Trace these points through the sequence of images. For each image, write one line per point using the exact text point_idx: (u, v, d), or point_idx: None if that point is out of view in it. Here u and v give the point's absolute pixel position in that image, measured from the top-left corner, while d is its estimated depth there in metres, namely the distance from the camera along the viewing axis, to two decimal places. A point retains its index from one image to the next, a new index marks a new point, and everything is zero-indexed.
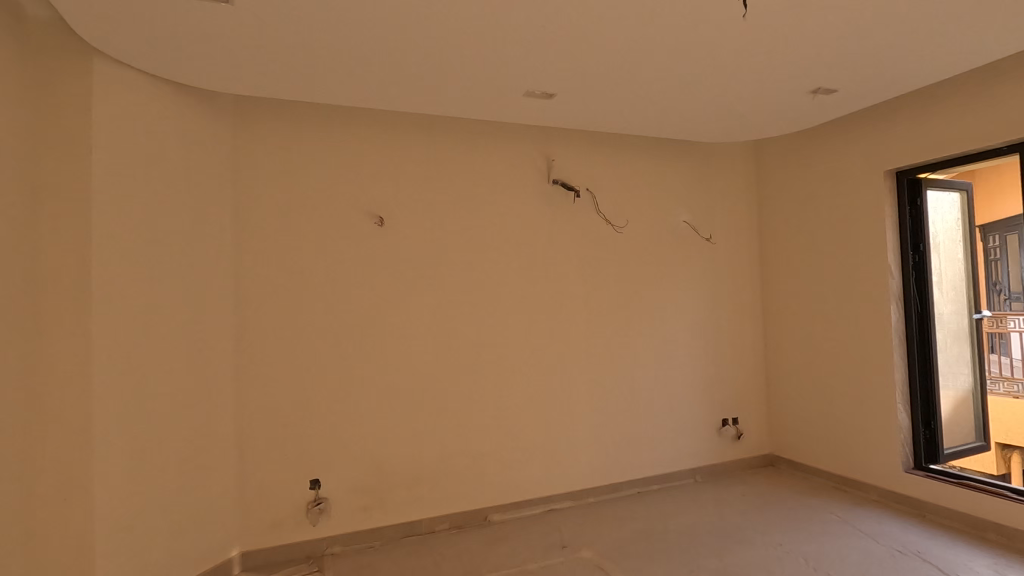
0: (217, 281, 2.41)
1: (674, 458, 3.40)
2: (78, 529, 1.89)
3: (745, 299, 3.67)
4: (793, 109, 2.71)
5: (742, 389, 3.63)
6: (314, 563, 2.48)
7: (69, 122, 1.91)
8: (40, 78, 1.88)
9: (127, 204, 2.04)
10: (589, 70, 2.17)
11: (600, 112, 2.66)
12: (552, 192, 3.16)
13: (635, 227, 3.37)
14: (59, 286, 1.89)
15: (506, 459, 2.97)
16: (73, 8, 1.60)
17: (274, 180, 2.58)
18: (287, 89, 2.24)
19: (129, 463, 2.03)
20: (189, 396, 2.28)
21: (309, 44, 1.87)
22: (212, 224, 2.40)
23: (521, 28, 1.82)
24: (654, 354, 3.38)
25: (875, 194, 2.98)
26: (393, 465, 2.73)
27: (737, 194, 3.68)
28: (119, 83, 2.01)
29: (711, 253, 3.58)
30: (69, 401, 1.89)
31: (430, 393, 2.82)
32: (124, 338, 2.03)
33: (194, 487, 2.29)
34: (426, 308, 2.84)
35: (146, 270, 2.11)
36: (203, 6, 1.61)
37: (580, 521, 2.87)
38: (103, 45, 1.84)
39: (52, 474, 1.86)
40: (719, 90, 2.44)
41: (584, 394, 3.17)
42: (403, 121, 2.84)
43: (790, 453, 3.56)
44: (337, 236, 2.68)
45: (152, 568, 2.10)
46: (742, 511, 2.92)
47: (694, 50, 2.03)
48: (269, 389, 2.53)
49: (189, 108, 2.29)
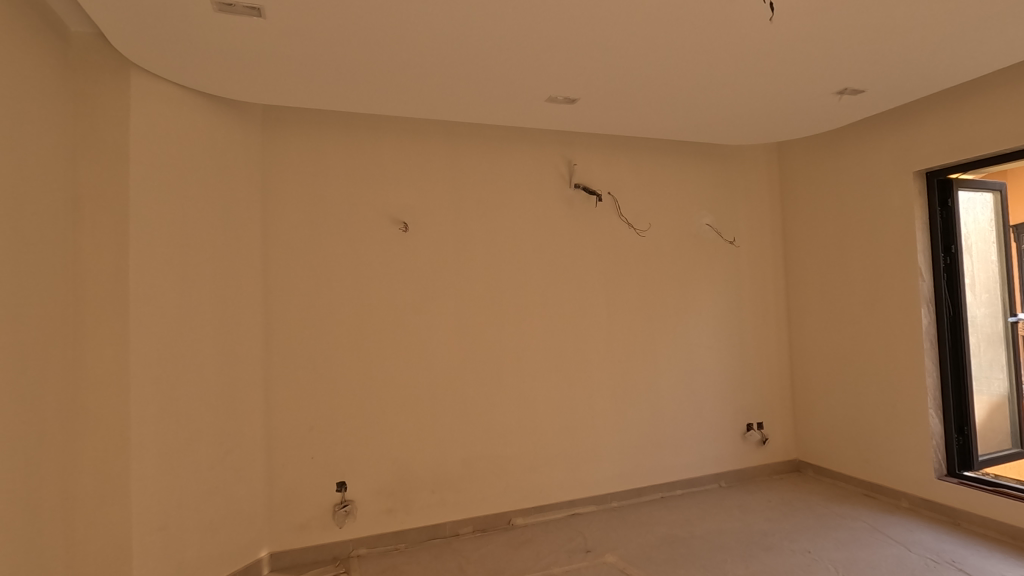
0: (247, 286, 2.47)
1: (698, 463, 3.37)
2: (116, 528, 1.96)
3: (769, 302, 3.63)
4: (819, 111, 2.69)
5: (768, 394, 3.58)
6: (342, 564, 2.52)
7: (109, 135, 1.99)
8: (81, 93, 1.96)
9: (162, 213, 2.11)
10: (614, 74, 2.19)
11: (624, 115, 2.66)
12: (574, 196, 3.17)
13: (657, 230, 3.36)
14: (99, 293, 1.97)
15: (529, 463, 2.98)
16: (113, 24, 1.67)
17: (301, 187, 2.64)
18: (315, 99, 2.30)
19: (164, 464, 2.10)
20: (221, 399, 2.34)
21: (339, 54, 1.92)
22: (242, 231, 2.46)
23: (547, 34, 1.84)
24: (677, 359, 3.36)
25: (904, 195, 2.92)
26: (417, 468, 2.76)
27: (761, 197, 3.64)
28: (155, 97, 2.09)
29: (735, 256, 3.55)
30: (108, 404, 1.96)
31: (454, 396, 2.85)
32: (160, 343, 2.10)
33: (225, 488, 2.35)
34: (449, 312, 2.87)
35: (180, 276, 2.18)
36: (237, 20, 1.67)
37: (603, 526, 2.86)
38: (141, 60, 1.91)
39: (93, 474, 1.93)
40: (744, 92, 2.43)
41: (607, 398, 3.17)
42: (426, 128, 2.88)
43: (817, 458, 3.50)
44: (363, 242, 2.73)
45: (186, 567, 2.16)
46: (769, 517, 2.89)
47: (720, 51, 2.02)
48: (296, 392, 2.59)
49: (221, 119, 2.36)
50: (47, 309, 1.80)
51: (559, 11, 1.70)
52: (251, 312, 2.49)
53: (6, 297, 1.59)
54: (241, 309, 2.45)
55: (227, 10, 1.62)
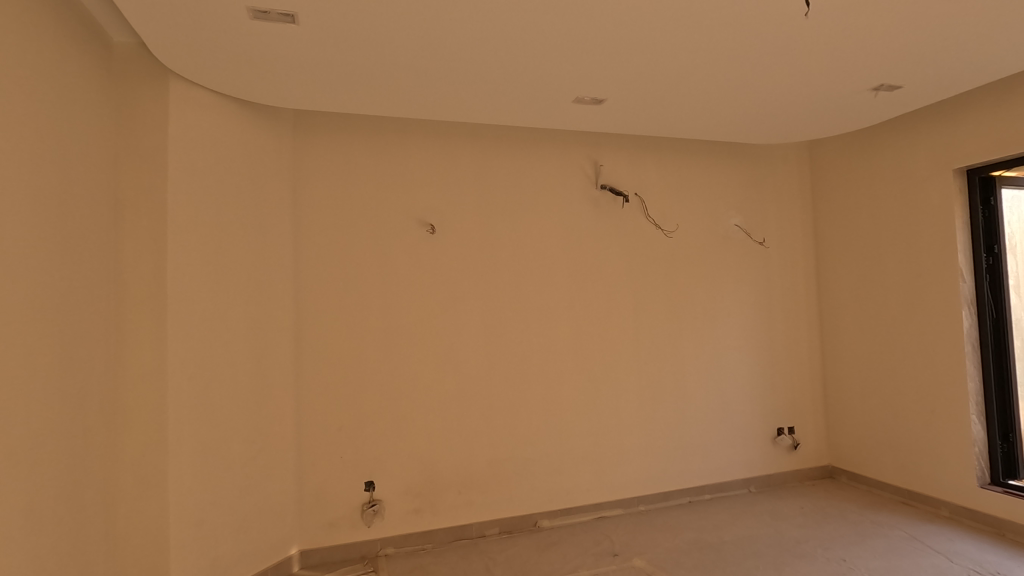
0: (278, 288, 2.53)
1: (728, 468, 3.31)
2: (154, 523, 2.02)
3: (801, 305, 3.55)
4: (853, 108, 2.63)
5: (800, 397, 3.50)
6: (370, 563, 2.55)
7: (149, 142, 2.07)
8: (123, 100, 2.04)
9: (199, 216, 2.18)
10: (642, 74, 2.18)
11: (651, 115, 2.65)
12: (600, 197, 3.16)
13: (685, 231, 3.32)
14: (139, 293, 2.04)
15: (556, 465, 2.97)
16: (154, 33, 1.73)
17: (330, 191, 2.69)
18: (344, 103, 2.34)
19: (199, 460, 2.15)
20: (253, 397, 2.39)
21: (370, 58, 1.95)
22: (274, 233, 2.52)
23: (578, 35, 1.85)
24: (706, 361, 3.31)
25: (943, 194, 2.83)
26: (443, 469, 2.78)
27: (793, 196, 3.57)
28: (192, 104, 2.16)
29: (765, 256, 3.48)
30: (146, 402, 2.03)
31: (480, 396, 2.86)
32: (196, 342, 2.16)
33: (257, 486, 2.40)
34: (475, 314, 2.89)
35: (215, 277, 2.24)
36: (271, 27, 1.72)
37: (631, 530, 2.84)
38: (179, 68, 1.98)
39: (133, 469, 2.00)
40: (775, 90, 2.39)
41: (634, 400, 3.14)
42: (453, 130, 2.91)
43: (851, 465, 3.41)
44: (390, 243, 2.77)
45: (219, 562, 2.21)
46: (801, 524, 2.82)
47: (751, 49, 2.00)
48: (326, 391, 2.63)
49: (254, 124, 2.43)
50: (92, 307, 1.87)
51: (590, 13, 1.71)
52: (283, 313, 2.55)
53: (54, 297, 1.66)
54: (273, 310, 2.51)
55: (262, 18, 1.67)
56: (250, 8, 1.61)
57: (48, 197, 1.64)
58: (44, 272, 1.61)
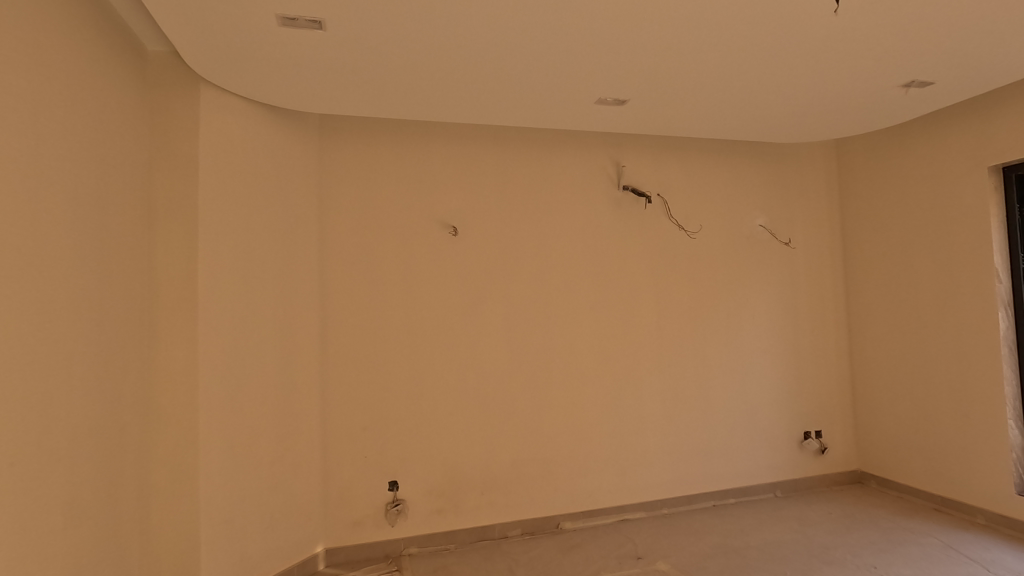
0: (304, 289, 2.58)
1: (753, 472, 3.26)
2: (184, 519, 2.07)
3: (828, 306, 3.49)
4: (883, 105, 2.57)
5: (828, 400, 3.43)
6: (393, 563, 2.57)
7: (182, 147, 2.12)
8: (157, 107, 2.10)
9: (228, 220, 2.24)
10: (664, 74, 2.17)
11: (674, 115, 2.63)
12: (622, 198, 3.15)
13: (708, 231, 3.29)
14: (172, 294, 2.09)
15: (577, 466, 2.96)
16: (185, 40, 1.78)
17: (354, 193, 2.73)
18: (367, 107, 2.38)
19: (227, 458, 2.20)
20: (280, 396, 2.44)
21: (391, 61, 1.98)
22: (299, 236, 2.57)
23: (605, 35, 1.84)
24: (731, 363, 3.27)
25: (977, 192, 2.75)
26: (465, 469, 2.80)
27: (820, 196, 3.51)
28: (221, 110, 2.21)
29: (791, 257, 3.43)
30: (178, 401, 2.08)
31: (502, 397, 2.87)
32: (226, 342, 2.22)
33: (284, 484, 2.45)
34: (497, 315, 2.90)
35: (243, 279, 2.29)
36: (299, 33, 1.76)
37: (654, 533, 2.82)
38: (209, 74, 2.03)
39: (166, 466, 2.05)
40: (801, 88, 2.36)
41: (657, 402, 3.11)
42: (475, 133, 2.93)
43: (881, 470, 3.33)
44: (413, 245, 2.80)
45: (247, 558, 2.26)
46: (830, 530, 2.76)
47: (778, 47, 1.97)
48: (351, 391, 2.67)
49: (280, 129, 2.48)
50: (127, 308, 1.93)
51: (616, 12, 1.71)
52: (308, 314, 2.60)
53: (91, 297, 1.71)
54: (299, 311, 2.56)
55: (289, 25, 1.71)
56: (278, 15, 1.65)
57: (86, 202, 1.70)
58: (82, 273, 1.67)
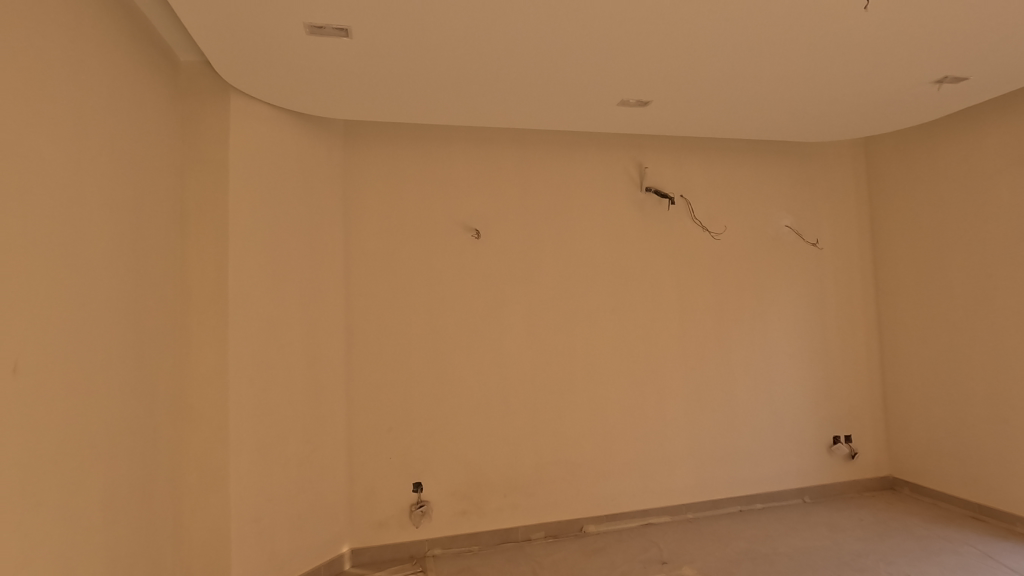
0: (329, 292, 2.63)
1: (781, 477, 3.21)
2: (215, 518, 2.11)
3: (858, 307, 3.41)
4: (913, 102, 2.52)
5: (858, 404, 3.36)
6: (418, 564, 2.60)
7: (212, 154, 2.18)
8: (189, 115, 2.17)
9: (256, 224, 2.29)
10: (687, 74, 2.16)
11: (697, 115, 2.61)
12: (644, 199, 3.13)
13: (733, 232, 3.25)
14: (203, 298, 2.15)
15: (600, 469, 2.95)
16: (216, 49, 1.84)
17: (378, 197, 2.78)
18: (391, 112, 2.41)
19: (256, 457, 2.25)
20: (306, 397, 2.49)
21: (415, 67, 2.00)
22: (325, 240, 2.62)
23: (629, 36, 1.84)
24: (757, 366, 3.22)
25: (1013, 190, 2.67)
26: (488, 471, 2.81)
27: (848, 195, 3.44)
28: (249, 117, 2.27)
29: (819, 258, 3.37)
30: (209, 402, 2.13)
31: (524, 399, 2.88)
32: (255, 344, 2.27)
33: (310, 484, 2.49)
34: (519, 317, 2.91)
35: (270, 282, 2.34)
36: (325, 41, 1.80)
37: (679, 537, 2.79)
38: (238, 82, 2.09)
39: (197, 466, 2.10)
40: (829, 85, 2.32)
41: (681, 404, 3.08)
42: (497, 136, 2.95)
43: (915, 476, 3.24)
44: (436, 248, 2.83)
45: (276, 557, 2.30)
46: (861, 537, 2.70)
47: (804, 44, 1.95)
48: (375, 392, 2.71)
49: (306, 135, 2.54)
50: (161, 311, 1.99)
51: (640, 13, 1.70)
52: (333, 316, 2.64)
53: (126, 300, 1.77)
54: (324, 313, 2.60)
55: (317, 33, 1.75)
56: (306, 24, 1.69)
57: (121, 208, 1.75)
58: (118, 277, 1.73)
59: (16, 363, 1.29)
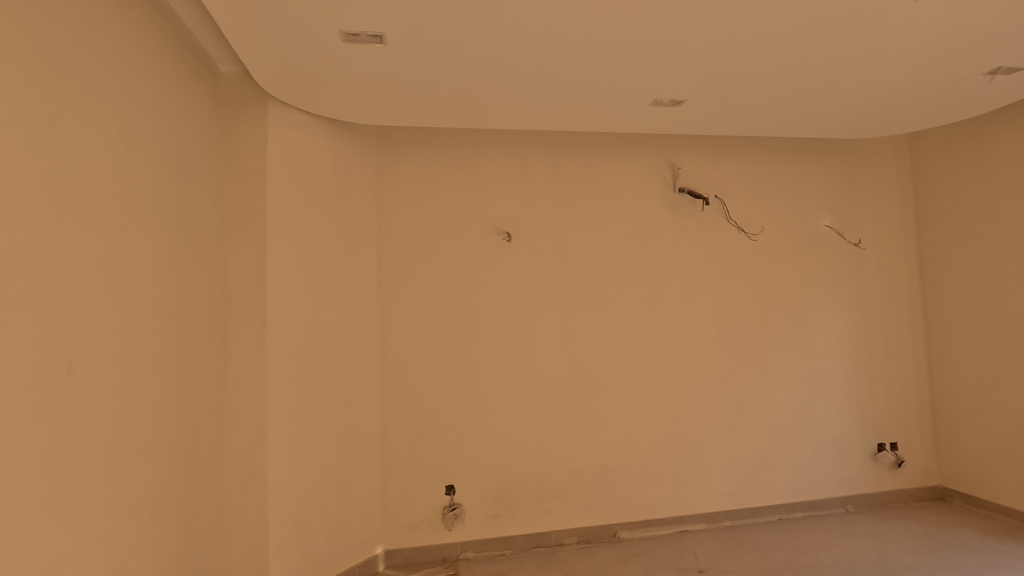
0: (363, 295, 2.67)
1: (822, 485, 3.11)
2: (254, 517, 2.15)
3: (903, 310, 3.29)
4: (962, 95, 2.42)
5: (905, 411, 3.23)
6: (451, 567, 2.61)
7: (250, 162, 2.23)
8: (229, 123, 2.23)
9: (292, 230, 2.34)
10: (724, 72, 2.11)
11: (734, 114, 2.56)
12: (678, 200, 3.08)
13: (771, 234, 3.17)
14: (242, 301, 2.20)
15: (634, 474, 2.91)
16: (256, 59, 1.88)
17: (410, 202, 2.81)
18: (424, 117, 2.44)
19: (294, 458, 2.29)
20: (342, 399, 2.53)
21: (447, 71, 2.01)
22: (359, 244, 2.66)
23: (664, 33, 1.80)
24: (796, 370, 3.13)
25: None
26: (521, 474, 2.80)
27: (891, 194, 3.32)
28: (285, 125, 2.32)
29: (861, 259, 3.26)
30: (248, 403, 2.18)
31: (555, 403, 2.86)
32: (292, 347, 2.31)
33: (345, 485, 2.51)
34: (551, 320, 2.90)
35: (306, 286, 2.39)
36: (361, 48, 1.82)
37: (716, 546, 2.73)
38: (276, 91, 2.14)
39: (237, 466, 2.15)
40: (873, 80, 2.24)
41: (717, 408, 3.02)
42: (527, 139, 2.95)
43: (966, 487, 3.10)
44: (467, 252, 2.84)
45: (313, 556, 2.34)
46: (910, 549, 2.59)
47: (848, 38, 1.89)
48: (408, 395, 2.74)
49: (340, 142, 2.58)
50: (203, 315, 2.04)
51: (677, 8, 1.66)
52: (367, 319, 2.68)
53: (171, 305, 1.83)
54: (359, 316, 2.64)
55: (353, 40, 1.78)
56: (342, 31, 1.72)
57: (167, 215, 1.81)
58: (164, 282, 1.79)
59: (71, 363, 1.34)
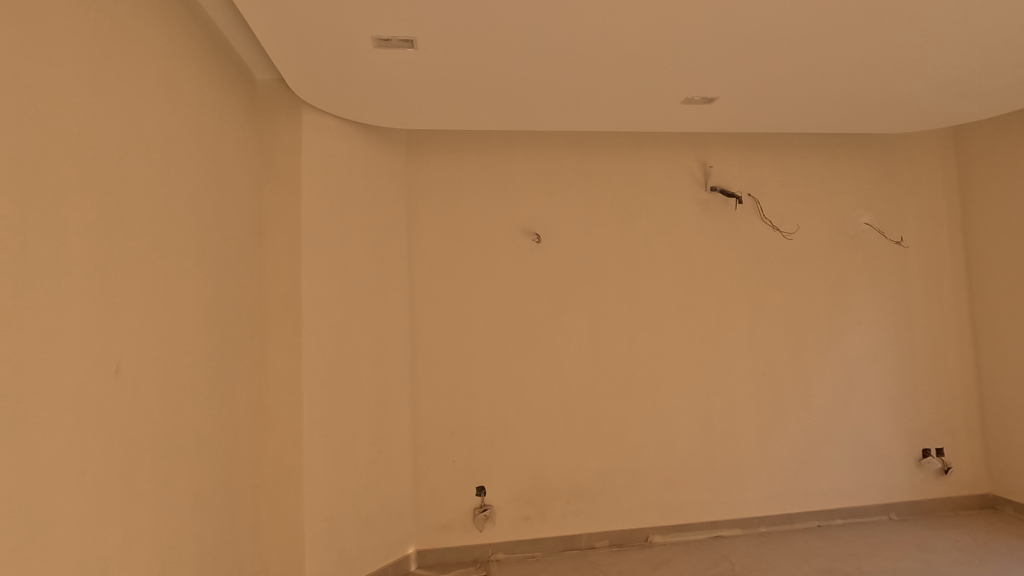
0: (394, 297, 2.69)
1: (864, 491, 3.01)
2: (290, 515, 2.20)
3: (948, 310, 3.16)
4: (1013, 85, 2.31)
5: (951, 415, 3.11)
6: (482, 568, 2.61)
7: (286, 167, 2.29)
8: (265, 130, 2.29)
9: (325, 233, 2.38)
10: (757, 67, 2.06)
11: (769, 110, 2.49)
12: (710, 199, 3.03)
13: (807, 232, 3.09)
14: (278, 303, 2.25)
15: (666, 477, 2.87)
16: (291, 66, 1.93)
17: (441, 204, 2.83)
18: (453, 120, 2.46)
19: (328, 457, 2.33)
20: (374, 399, 2.56)
21: (476, 73, 2.02)
22: (390, 247, 2.69)
23: (689, 29, 1.77)
24: (835, 372, 3.04)
25: None
26: (551, 476, 2.79)
27: (935, 189, 3.20)
28: (319, 130, 2.37)
29: (902, 257, 3.14)
30: (283, 403, 2.23)
31: (587, 405, 2.84)
32: (326, 348, 2.35)
33: (378, 485, 2.54)
34: (581, 322, 2.88)
35: (339, 288, 2.43)
36: (392, 53, 1.85)
37: (753, 552, 2.66)
38: (310, 97, 2.19)
39: (274, 464, 2.20)
40: (915, 72, 2.16)
41: (751, 411, 2.95)
42: (557, 139, 2.95)
43: (1019, 495, 2.96)
44: (497, 254, 2.85)
45: (346, 554, 2.37)
46: (959, 560, 2.48)
47: (887, 29, 1.83)
48: (439, 396, 2.76)
49: (372, 146, 2.62)
50: (242, 317, 2.10)
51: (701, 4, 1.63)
52: (399, 321, 2.71)
53: (211, 307, 1.88)
54: (390, 317, 2.67)
55: (384, 46, 1.80)
56: (374, 36, 1.75)
57: (207, 219, 1.87)
58: (204, 284, 1.84)
59: (118, 364, 1.39)
